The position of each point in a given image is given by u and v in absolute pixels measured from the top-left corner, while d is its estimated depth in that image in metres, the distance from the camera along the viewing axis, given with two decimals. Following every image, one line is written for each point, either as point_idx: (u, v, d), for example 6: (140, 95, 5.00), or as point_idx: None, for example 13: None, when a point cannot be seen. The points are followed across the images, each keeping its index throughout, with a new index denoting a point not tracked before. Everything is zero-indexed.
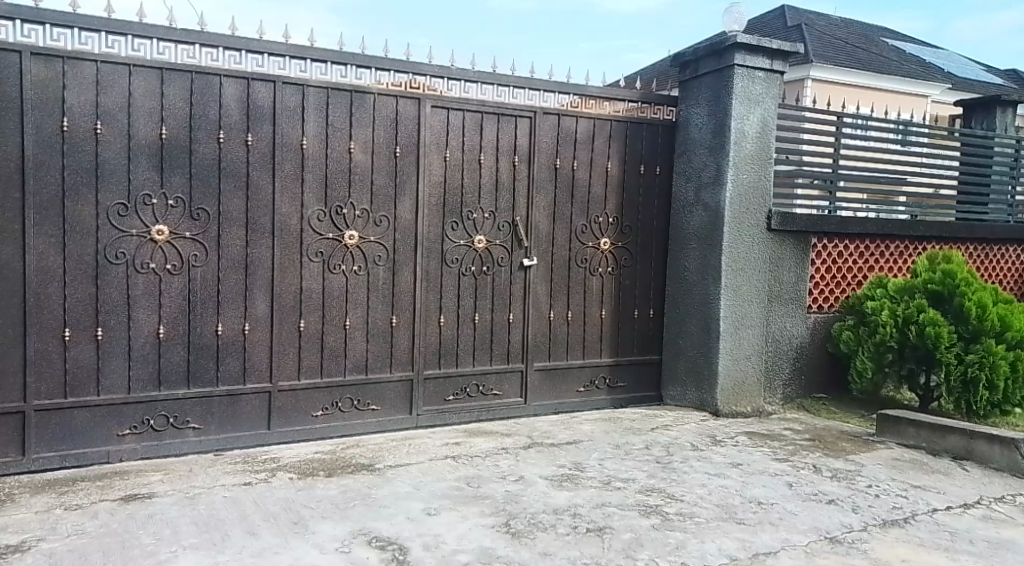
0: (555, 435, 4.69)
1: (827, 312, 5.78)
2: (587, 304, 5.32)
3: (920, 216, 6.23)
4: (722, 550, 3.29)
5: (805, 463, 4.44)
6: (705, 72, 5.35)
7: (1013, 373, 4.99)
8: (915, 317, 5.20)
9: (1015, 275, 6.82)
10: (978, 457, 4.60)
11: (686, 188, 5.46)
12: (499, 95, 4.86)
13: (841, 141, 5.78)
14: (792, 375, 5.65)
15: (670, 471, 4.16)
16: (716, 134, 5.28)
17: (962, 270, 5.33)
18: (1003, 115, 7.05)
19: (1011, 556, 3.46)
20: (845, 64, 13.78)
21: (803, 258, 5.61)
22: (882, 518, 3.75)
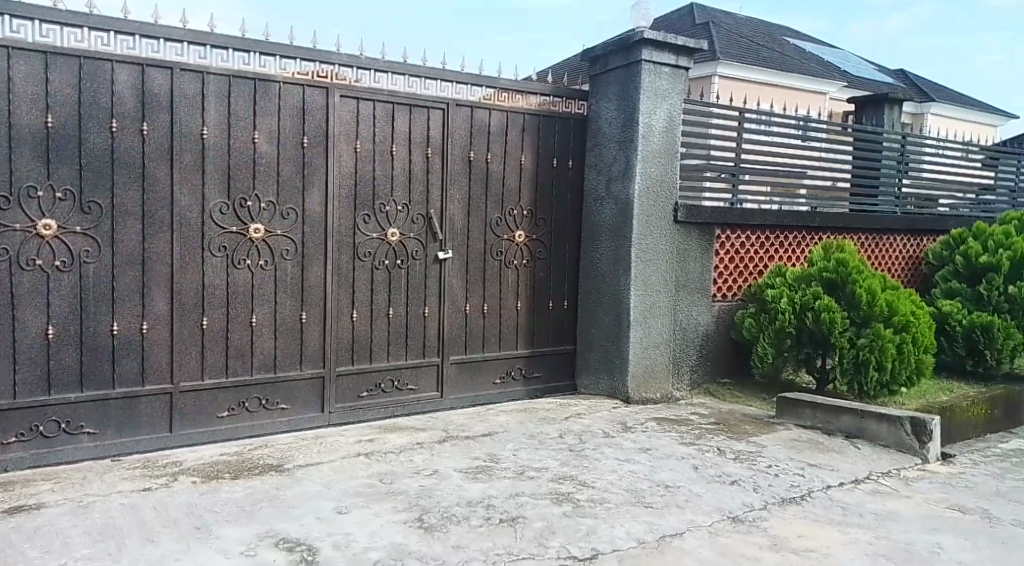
0: (470, 428, 4.69)
1: (730, 301, 5.97)
2: (502, 296, 5.34)
3: (820, 209, 6.50)
4: (631, 534, 3.37)
5: (710, 445, 4.59)
6: (614, 67, 5.44)
7: (900, 355, 5.27)
8: (812, 304, 5.43)
9: (902, 263, 7.20)
10: (868, 435, 4.85)
11: (598, 180, 5.54)
12: (411, 86, 4.82)
13: (743, 135, 5.98)
14: (699, 361, 5.82)
15: (582, 459, 4.23)
16: (625, 127, 5.37)
17: (855, 258, 5.60)
18: (891, 111, 7.41)
19: (898, 527, 3.67)
20: (749, 62, 14.24)
21: (708, 248, 5.77)
22: (781, 496, 3.91)
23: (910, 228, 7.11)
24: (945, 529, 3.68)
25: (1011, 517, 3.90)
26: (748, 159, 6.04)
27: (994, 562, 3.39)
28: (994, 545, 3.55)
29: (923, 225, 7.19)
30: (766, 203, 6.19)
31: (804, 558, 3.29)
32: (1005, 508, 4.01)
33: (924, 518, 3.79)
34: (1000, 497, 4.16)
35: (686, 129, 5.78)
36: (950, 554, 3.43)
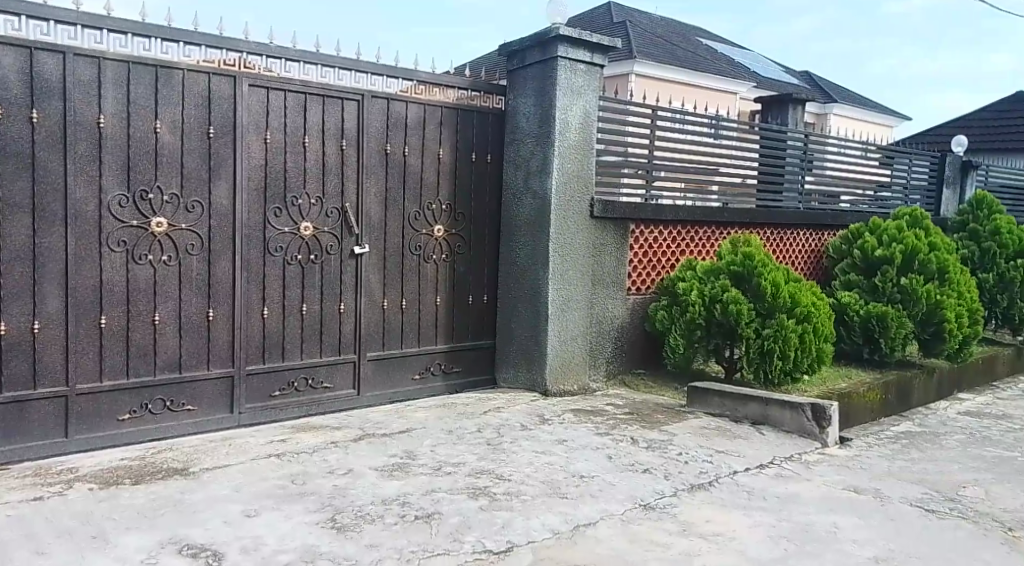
0: (387, 425, 4.64)
1: (644, 294, 6.08)
2: (420, 291, 5.30)
3: (733, 206, 6.69)
4: (546, 525, 3.39)
5: (624, 435, 4.66)
6: (531, 63, 5.47)
7: (802, 345, 5.46)
8: (721, 296, 5.59)
9: (805, 256, 7.48)
10: (772, 422, 5.03)
11: (516, 175, 5.56)
12: (324, 76, 4.73)
13: (656, 133, 6.10)
14: (615, 353, 5.91)
15: (499, 452, 4.23)
16: (542, 122, 5.40)
17: (760, 252, 5.79)
18: (795, 111, 7.67)
19: (799, 509, 3.81)
20: (664, 61, 14.52)
21: (623, 243, 5.86)
22: (691, 483, 4.01)
23: (812, 223, 7.39)
24: (842, 509, 3.85)
25: (901, 496, 4.11)
26: (661, 156, 6.16)
27: (886, 539, 3.56)
28: (886, 524, 3.73)
29: (824, 220, 7.48)
30: (680, 199, 6.34)
31: (711, 543, 3.38)
32: (896, 488, 4.22)
33: (823, 500, 3.96)
34: (892, 477, 4.38)
35: (604, 127, 5.85)
36: (847, 533, 3.59)
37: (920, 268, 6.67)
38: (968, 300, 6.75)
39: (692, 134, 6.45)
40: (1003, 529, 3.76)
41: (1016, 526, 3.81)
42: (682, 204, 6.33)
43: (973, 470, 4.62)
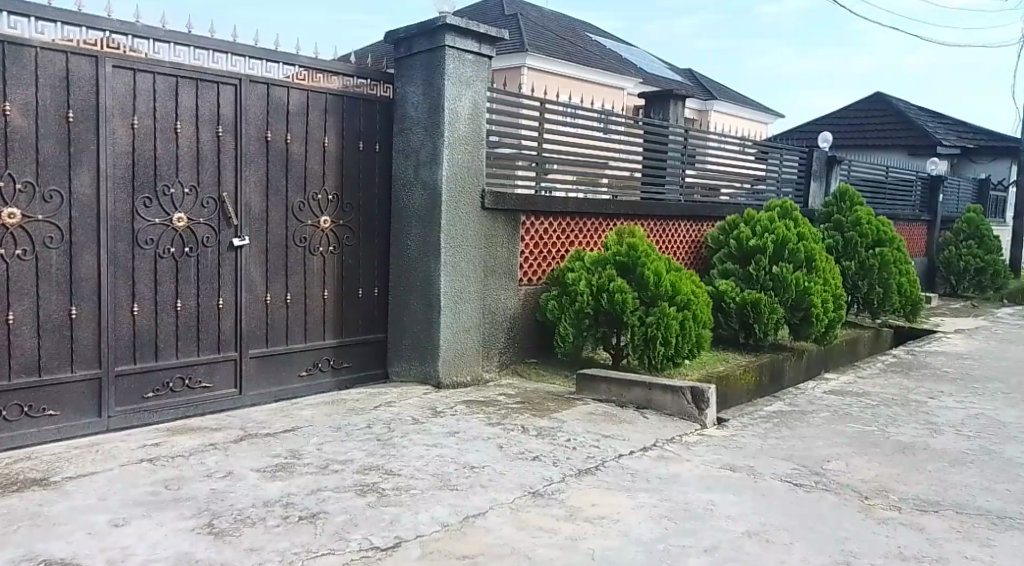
0: (271, 424, 4.47)
1: (535, 285, 6.09)
2: (307, 285, 5.14)
3: (620, 198, 6.82)
4: (434, 518, 3.34)
5: (514, 424, 4.66)
6: (418, 51, 5.38)
7: (683, 331, 5.62)
8: (607, 286, 5.70)
9: (687, 246, 7.70)
10: (655, 406, 5.16)
11: (405, 165, 5.47)
12: (197, 58, 4.50)
13: (545, 125, 6.13)
14: (507, 344, 5.90)
15: (388, 447, 4.14)
16: (430, 113, 5.33)
17: (644, 243, 5.92)
18: (675, 107, 7.86)
19: (679, 489, 3.91)
20: (554, 54, 14.63)
21: (515, 235, 5.85)
22: (578, 467, 4.05)
23: (693, 215, 7.62)
24: (719, 487, 3.98)
25: (773, 471, 4.28)
26: (551, 148, 6.20)
27: (759, 514, 3.70)
28: (758, 498, 3.88)
29: (703, 212, 7.72)
30: (572, 191, 6.40)
31: (596, 525, 3.42)
32: (769, 464, 4.39)
33: (702, 479, 4.08)
34: (764, 455, 4.56)
35: (499, 121, 5.84)
36: (722, 509, 3.71)
37: (789, 257, 6.99)
38: (833, 287, 7.11)
39: (583, 127, 6.52)
40: (861, 499, 3.98)
41: (873, 494, 4.04)
42: (574, 195, 6.40)
43: (835, 444, 4.87)
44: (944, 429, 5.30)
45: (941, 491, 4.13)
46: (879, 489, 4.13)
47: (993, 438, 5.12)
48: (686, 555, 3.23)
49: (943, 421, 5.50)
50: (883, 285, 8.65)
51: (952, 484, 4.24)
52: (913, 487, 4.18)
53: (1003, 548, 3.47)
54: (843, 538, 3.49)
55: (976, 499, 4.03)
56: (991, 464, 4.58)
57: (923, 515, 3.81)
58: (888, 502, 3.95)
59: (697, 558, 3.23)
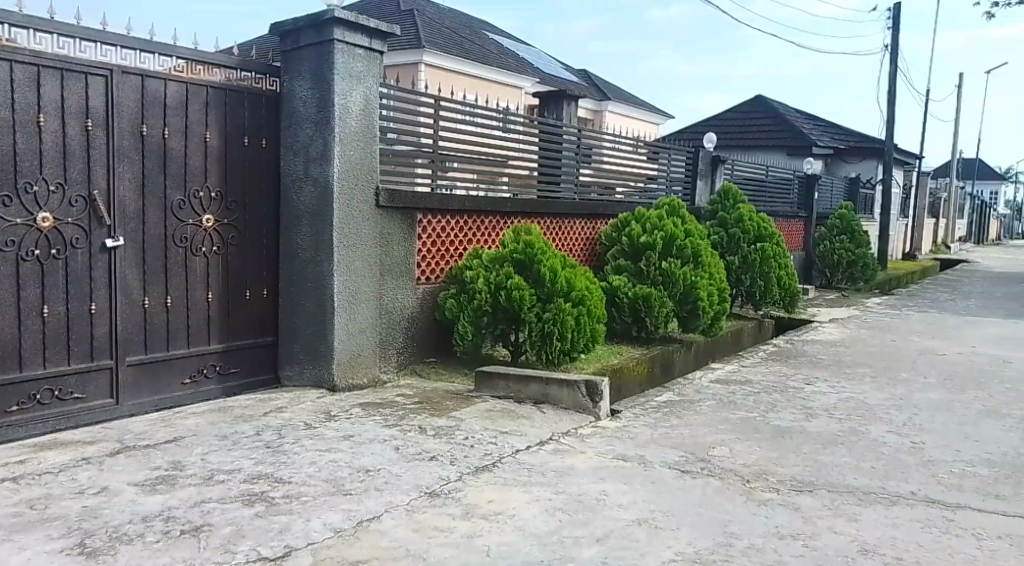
0: (152, 435, 4.23)
1: (433, 284, 6.00)
2: (189, 287, 4.89)
3: (518, 196, 6.84)
4: (326, 525, 3.23)
5: (411, 425, 4.57)
6: (306, 45, 5.20)
7: (578, 326, 5.69)
8: (504, 284, 5.69)
9: (583, 243, 7.78)
10: (551, 400, 5.20)
11: (294, 161, 5.28)
12: (61, 46, 4.21)
13: (440, 123, 6.06)
14: (405, 343, 5.79)
15: (279, 455, 3.98)
16: (320, 108, 5.17)
17: (540, 240, 5.94)
18: (569, 107, 7.92)
19: (572, 481, 3.94)
20: (451, 51, 14.49)
21: (411, 233, 5.74)
22: (475, 465, 4.02)
23: (588, 212, 7.70)
24: (611, 477, 4.03)
25: (662, 460, 4.37)
26: (450, 146, 6.15)
27: (649, 501, 3.76)
28: (648, 487, 3.94)
29: (598, 210, 7.82)
30: (471, 189, 6.38)
31: (491, 522, 3.39)
32: (658, 453, 4.48)
33: (595, 470, 4.12)
34: (654, 444, 4.65)
35: (399, 118, 5.76)
36: (614, 499, 3.75)
37: (677, 253, 7.17)
38: (718, 281, 7.34)
39: (483, 125, 6.52)
40: (742, 482, 4.09)
41: (754, 478, 4.17)
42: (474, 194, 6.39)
43: (718, 431, 5.00)
44: (818, 413, 5.54)
45: (814, 471, 4.30)
46: (760, 472, 4.26)
47: (861, 420, 5.39)
48: (579, 547, 3.24)
49: (817, 405, 5.75)
50: (764, 278, 9.01)
51: (825, 464, 4.43)
52: (791, 468, 4.35)
53: (869, 522, 3.63)
54: (726, 521, 3.58)
55: (847, 477, 4.22)
56: (859, 444, 4.81)
57: (799, 494, 3.95)
58: (768, 484, 4.09)
59: (589, 548, 3.24)
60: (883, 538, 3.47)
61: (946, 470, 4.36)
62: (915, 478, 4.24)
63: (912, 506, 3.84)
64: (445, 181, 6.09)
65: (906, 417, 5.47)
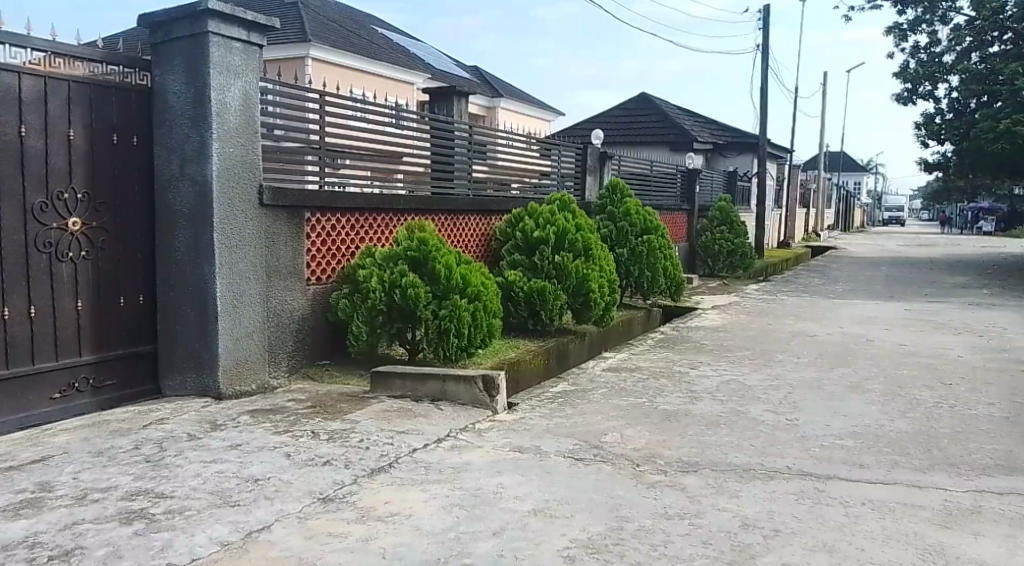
0: (17, 456, 3.92)
1: (325, 284, 5.83)
2: (56, 296, 4.58)
3: (413, 192, 6.76)
4: (212, 538, 3.08)
5: (303, 430, 4.43)
6: (177, 37, 4.95)
7: (474, 322, 5.71)
8: (399, 282, 5.60)
9: (478, 239, 7.75)
10: (449, 397, 5.19)
11: (169, 160, 5.03)
12: None
13: (328, 119, 5.90)
14: (296, 347, 5.60)
15: (160, 469, 3.77)
16: (195, 104, 4.93)
17: (434, 236, 5.89)
18: (460, 102, 7.87)
19: (468, 476, 3.91)
20: (338, 46, 14.15)
21: (299, 232, 5.56)
22: (370, 467, 3.93)
23: (483, 208, 7.68)
24: (508, 470, 4.02)
25: (556, 449, 4.41)
26: (339, 143, 5.99)
27: (544, 491, 3.77)
28: (543, 477, 3.96)
29: (492, 206, 7.81)
30: (365, 187, 6.25)
31: (387, 523, 3.33)
32: (552, 443, 4.51)
33: (492, 464, 4.11)
34: (548, 435, 4.68)
35: (284, 113, 5.59)
36: (509, 491, 3.74)
37: (569, 246, 7.27)
38: (609, 273, 7.48)
39: (376, 122, 6.42)
40: (633, 466, 4.17)
41: (644, 461, 4.25)
42: (369, 191, 6.27)
43: (610, 418, 5.08)
44: (703, 395, 5.71)
45: (699, 452, 4.42)
46: (649, 456, 4.35)
47: (742, 400, 5.58)
48: (475, 541, 3.21)
49: (701, 388, 5.93)
50: (651, 269, 9.26)
51: (710, 445, 4.57)
52: (677, 450, 4.46)
53: (749, 497, 3.76)
54: (617, 505, 3.63)
55: (731, 456, 4.36)
56: (741, 423, 4.99)
57: (686, 475, 4.05)
58: (657, 466, 4.18)
59: (486, 542, 3.22)
60: (761, 511, 3.60)
61: (817, 444, 4.57)
62: (791, 453, 4.42)
63: (788, 480, 4.00)
64: (337, 177, 5.92)
65: (782, 395, 5.71)
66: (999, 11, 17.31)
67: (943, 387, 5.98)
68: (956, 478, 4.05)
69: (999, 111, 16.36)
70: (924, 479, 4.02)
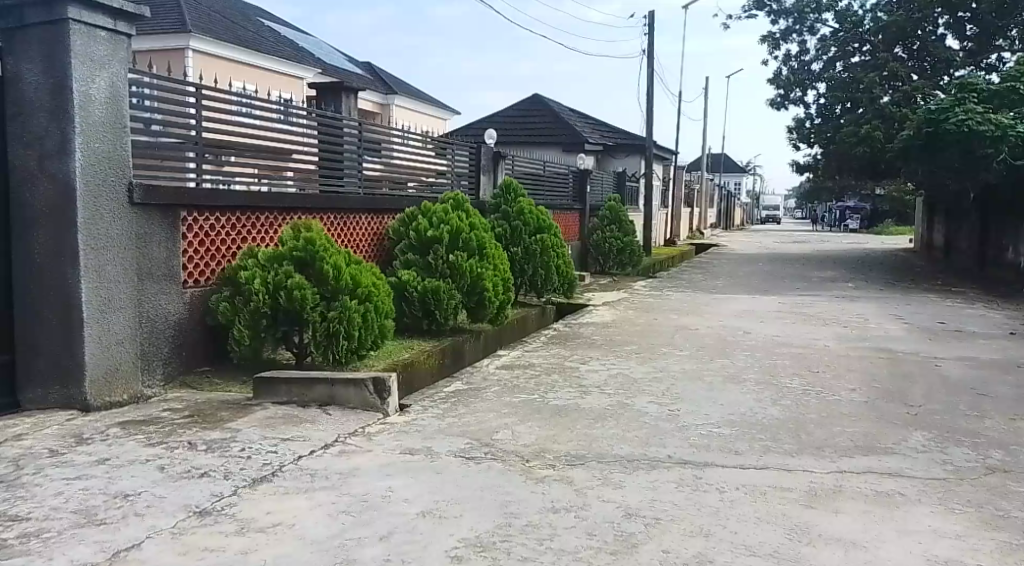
0: None
1: (204, 287, 5.59)
2: None
3: (300, 191, 6.58)
4: (74, 561, 2.89)
5: (178, 441, 4.23)
6: (33, 23, 4.64)
7: (364, 323, 5.62)
8: (284, 283, 5.44)
9: (369, 238, 7.62)
10: (338, 401, 5.08)
11: (27, 156, 4.70)
12: None
13: (210, 115, 5.66)
14: (173, 353, 5.35)
15: (15, 489, 3.51)
16: (55, 95, 4.64)
17: (321, 236, 5.73)
18: (349, 99, 7.70)
19: (356, 481, 3.83)
20: (221, 37, 13.61)
21: (174, 233, 5.30)
22: (251, 477, 3.79)
23: (374, 207, 7.56)
24: (397, 473, 3.96)
25: (447, 450, 4.37)
26: (221, 140, 5.77)
27: (433, 492, 3.73)
28: (433, 478, 3.92)
29: (383, 205, 7.69)
30: (253, 185, 6.05)
31: (268, 534, 3.21)
32: (443, 443, 4.48)
33: (380, 468, 4.03)
34: (439, 435, 4.64)
35: (162, 108, 5.33)
36: (398, 495, 3.68)
37: (463, 245, 7.24)
38: (502, 271, 7.51)
39: (263, 118, 6.22)
40: (522, 462, 4.18)
41: (533, 457, 4.27)
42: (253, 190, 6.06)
43: (501, 416, 5.09)
44: (591, 389, 5.81)
45: (586, 445, 4.48)
46: (539, 451, 4.37)
47: (628, 393, 5.70)
48: (362, 547, 3.14)
49: (590, 382, 6.02)
50: (545, 267, 9.38)
51: (596, 437, 4.64)
52: (565, 444, 4.50)
53: (633, 487, 3.83)
54: (507, 502, 3.63)
55: (616, 447, 4.44)
56: (626, 415, 5.09)
57: (573, 468, 4.10)
58: (546, 461, 4.21)
59: (372, 547, 3.15)
60: (643, 500, 3.67)
61: (698, 433, 4.71)
62: (672, 442, 4.53)
63: (669, 469, 4.10)
64: (220, 175, 5.70)
65: (665, 387, 5.87)
66: (859, 24, 18.48)
67: (813, 375, 6.28)
68: (823, 460, 4.26)
69: (861, 117, 17.46)
70: (793, 463, 4.21)
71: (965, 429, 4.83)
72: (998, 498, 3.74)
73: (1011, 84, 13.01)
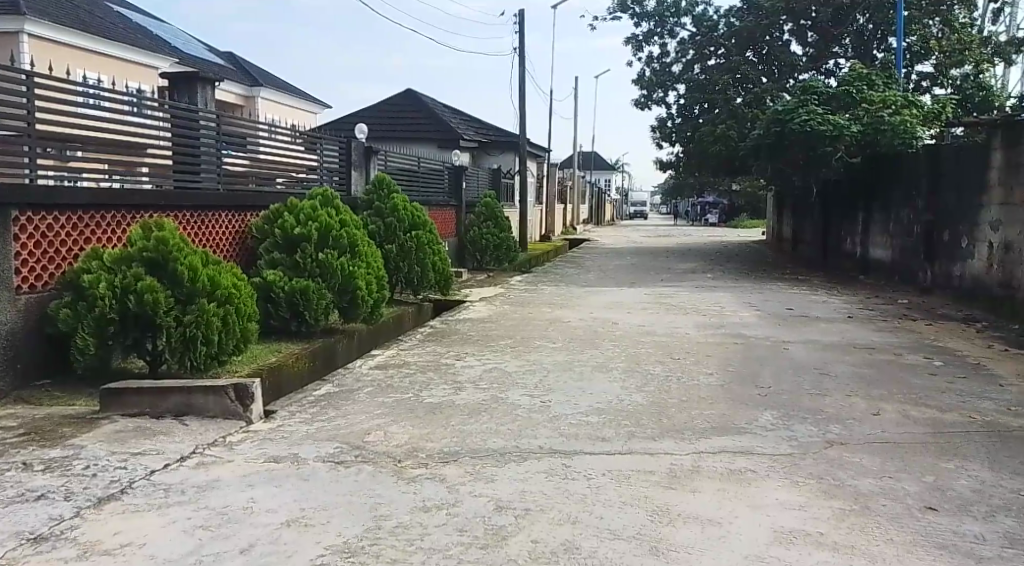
0: None
1: (41, 292, 5.18)
2: None
3: (154, 187, 6.23)
4: None
5: (12, 462, 3.89)
6: None
7: (224, 327, 5.38)
8: (134, 286, 5.11)
9: (231, 237, 7.31)
10: (196, 410, 4.83)
11: None
12: None
13: (48, 106, 5.25)
14: (6, 365, 4.93)
15: None
16: None
17: (176, 235, 5.41)
18: (205, 89, 7.32)
19: (216, 493, 3.64)
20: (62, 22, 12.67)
21: (5, 234, 4.86)
22: (96, 497, 3.53)
23: (235, 204, 7.25)
24: (260, 482, 3.80)
25: (315, 455, 4.23)
26: (62, 133, 5.36)
27: (299, 500, 3.59)
28: (299, 485, 3.78)
29: (244, 201, 7.39)
30: (103, 181, 5.67)
31: (114, 557, 2.99)
32: (309, 448, 4.33)
33: (243, 478, 3.85)
34: (307, 440, 4.48)
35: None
36: (261, 505, 3.53)
37: (334, 243, 7.04)
38: (375, 269, 7.36)
39: (111, 109, 5.84)
40: (395, 463, 4.10)
41: (405, 457, 4.19)
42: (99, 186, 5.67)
43: (373, 417, 4.98)
44: (465, 385, 5.77)
45: (460, 442, 4.44)
46: (410, 450, 4.30)
47: (501, 387, 5.71)
48: (220, 562, 2.98)
49: (465, 378, 5.99)
50: (420, 264, 9.30)
51: (468, 433, 4.61)
52: (438, 441, 4.45)
53: (502, 481, 3.82)
54: (375, 504, 3.54)
55: (488, 442, 4.42)
56: (499, 409, 5.09)
57: (445, 466, 4.05)
58: (418, 461, 4.14)
59: (230, 562, 2.99)
60: (514, 493, 3.67)
61: (568, 423, 4.76)
62: (542, 433, 4.56)
63: (540, 459, 4.12)
64: (62, 172, 5.31)
65: (537, 379, 5.91)
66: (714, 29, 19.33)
67: (676, 362, 6.50)
68: (684, 443, 4.39)
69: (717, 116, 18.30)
70: (655, 448, 4.32)
71: (810, 407, 5.11)
72: (836, 469, 3.97)
73: (847, 87, 13.83)
